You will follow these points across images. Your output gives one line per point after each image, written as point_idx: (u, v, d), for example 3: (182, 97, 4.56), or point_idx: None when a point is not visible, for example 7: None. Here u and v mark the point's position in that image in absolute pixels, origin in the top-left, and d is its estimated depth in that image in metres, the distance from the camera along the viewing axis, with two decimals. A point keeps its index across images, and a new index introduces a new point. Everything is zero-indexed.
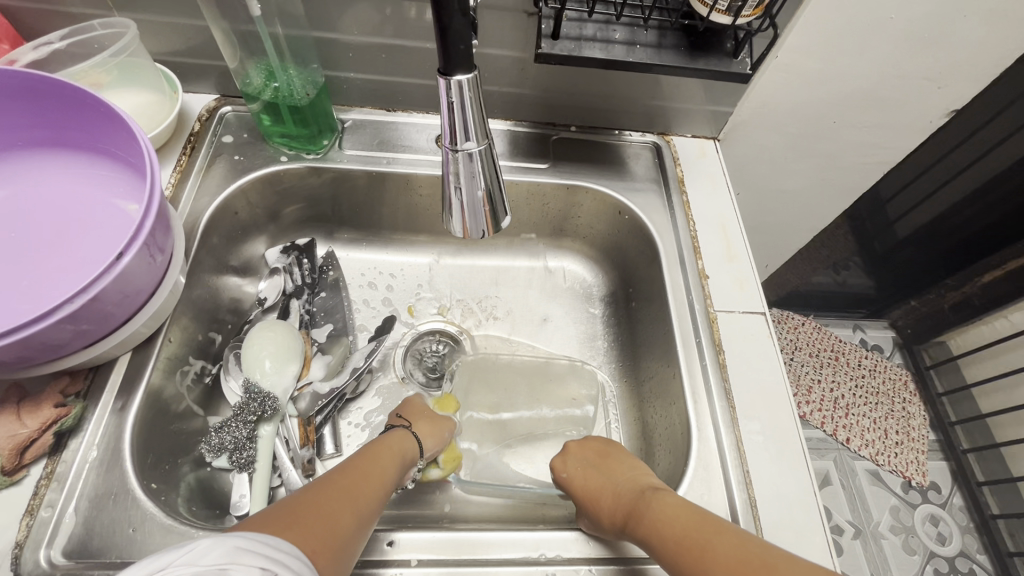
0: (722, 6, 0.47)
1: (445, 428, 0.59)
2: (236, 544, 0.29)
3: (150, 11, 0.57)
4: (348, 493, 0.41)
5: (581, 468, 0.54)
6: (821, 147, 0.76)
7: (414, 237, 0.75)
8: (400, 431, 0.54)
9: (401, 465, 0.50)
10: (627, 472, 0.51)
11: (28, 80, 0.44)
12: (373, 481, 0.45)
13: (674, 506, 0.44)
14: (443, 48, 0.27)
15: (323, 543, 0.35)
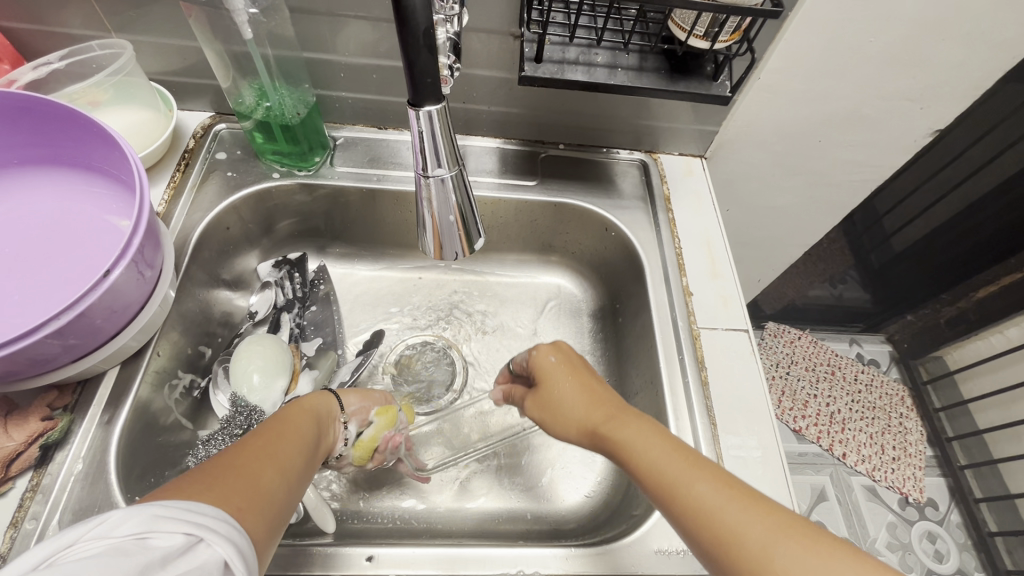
0: (699, 32, 0.49)
1: (364, 389, 0.59)
2: (157, 509, 0.27)
3: (146, 34, 0.59)
4: (268, 450, 0.39)
5: (566, 363, 0.52)
6: (807, 165, 0.77)
7: (405, 251, 0.76)
8: (318, 391, 0.52)
9: (321, 422, 0.48)
10: (610, 391, 0.50)
11: (24, 101, 0.46)
12: (295, 436, 0.42)
13: (654, 433, 0.42)
14: (411, 82, 0.28)
15: (247, 501, 0.33)
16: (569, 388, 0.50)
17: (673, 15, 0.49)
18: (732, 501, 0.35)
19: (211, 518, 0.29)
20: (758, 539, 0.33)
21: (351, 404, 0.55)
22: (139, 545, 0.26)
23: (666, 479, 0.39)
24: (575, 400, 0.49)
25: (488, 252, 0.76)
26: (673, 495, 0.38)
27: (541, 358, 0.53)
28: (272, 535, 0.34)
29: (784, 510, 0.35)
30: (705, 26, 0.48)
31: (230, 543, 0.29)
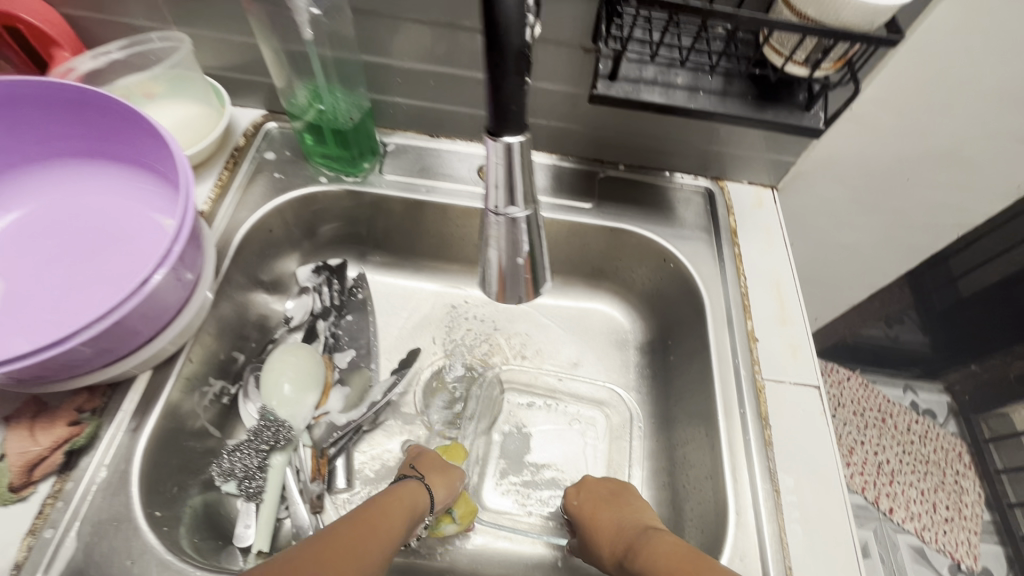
0: (799, 59, 0.44)
1: (453, 477, 0.54)
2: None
3: (206, 28, 0.57)
4: (350, 557, 0.40)
5: (590, 501, 0.53)
6: (891, 205, 0.70)
7: (446, 265, 0.73)
8: (415, 484, 0.51)
9: (412, 521, 0.48)
10: (645, 514, 0.51)
11: (79, 93, 0.44)
12: (380, 542, 0.43)
13: (666, 545, 0.45)
14: (495, 108, 0.25)
15: None
16: (602, 515, 0.51)
17: (769, 38, 0.45)
18: None
19: None
20: None
21: (439, 497, 0.51)
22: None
23: None
24: (615, 525, 0.50)
25: None
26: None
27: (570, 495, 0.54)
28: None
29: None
30: (808, 52, 0.44)
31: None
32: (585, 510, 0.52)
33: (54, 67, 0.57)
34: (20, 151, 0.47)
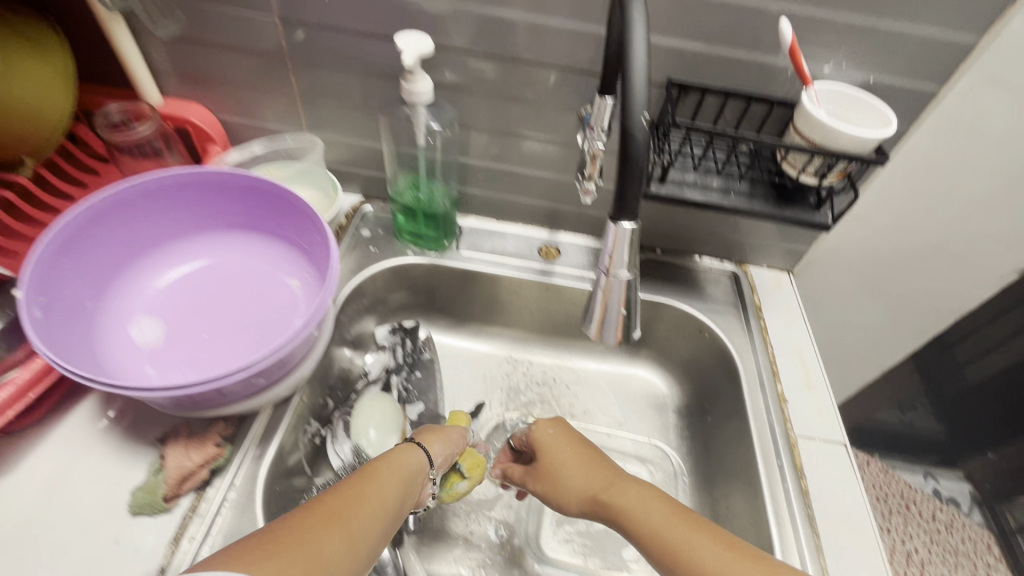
0: (809, 172, 0.57)
1: (445, 433, 0.61)
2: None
3: (331, 133, 0.72)
4: (340, 516, 0.43)
5: (562, 438, 0.61)
6: (893, 290, 0.81)
7: (503, 331, 0.83)
8: (405, 446, 0.55)
9: (405, 483, 0.51)
10: (611, 462, 0.59)
11: (251, 181, 0.57)
12: (371, 502, 0.46)
13: (651, 497, 0.52)
14: (620, 202, 0.39)
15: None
16: (566, 460, 0.59)
17: (785, 156, 0.58)
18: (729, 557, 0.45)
19: None
20: None
21: (437, 453, 0.58)
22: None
23: (671, 546, 0.47)
24: (575, 485, 0.57)
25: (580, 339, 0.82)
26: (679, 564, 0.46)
27: (541, 429, 0.62)
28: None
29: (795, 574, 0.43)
30: (816, 167, 0.56)
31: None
32: (546, 458, 0.60)
33: (208, 159, 0.73)
34: (189, 223, 0.59)
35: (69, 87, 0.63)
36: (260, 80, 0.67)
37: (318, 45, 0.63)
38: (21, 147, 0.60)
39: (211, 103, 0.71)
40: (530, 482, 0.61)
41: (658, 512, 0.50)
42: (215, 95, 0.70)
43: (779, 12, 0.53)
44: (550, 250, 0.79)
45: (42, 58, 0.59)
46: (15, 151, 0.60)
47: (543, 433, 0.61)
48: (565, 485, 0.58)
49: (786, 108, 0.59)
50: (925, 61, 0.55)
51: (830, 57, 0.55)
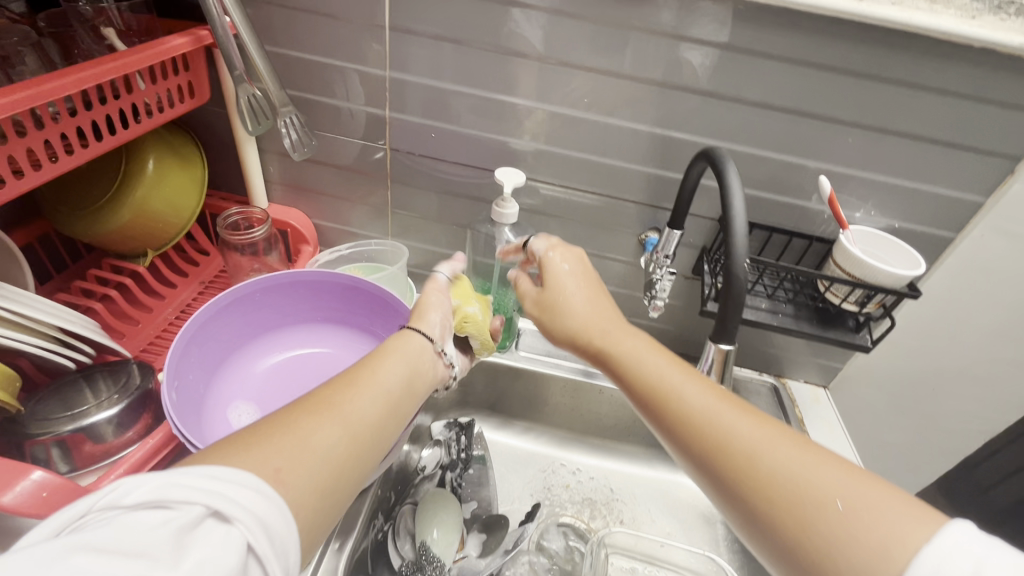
0: (850, 302, 0.64)
1: (428, 301, 0.59)
2: (169, 479, 0.32)
3: (414, 240, 0.83)
4: (327, 405, 0.43)
5: (578, 271, 0.58)
6: (923, 409, 0.85)
7: (552, 431, 0.85)
8: (400, 336, 0.54)
9: (412, 364, 0.52)
10: (610, 301, 0.57)
11: (354, 282, 0.65)
12: (366, 389, 0.46)
13: (643, 367, 0.50)
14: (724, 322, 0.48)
15: (289, 461, 0.37)
16: (576, 296, 0.56)
17: (827, 287, 0.66)
18: (731, 413, 0.44)
19: (231, 488, 0.33)
20: (756, 446, 0.41)
21: (433, 325, 0.57)
22: (144, 512, 0.30)
23: (664, 395, 0.47)
24: (583, 310, 0.55)
25: (624, 442, 0.84)
26: (666, 405, 0.46)
27: (550, 259, 0.58)
28: (319, 496, 0.38)
29: (785, 431, 0.42)
30: (857, 297, 0.64)
31: (254, 525, 0.32)
32: (556, 304, 0.56)
33: (300, 259, 0.81)
34: (292, 315, 0.66)
35: (200, 190, 0.72)
36: (361, 193, 0.79)
37: (417, 169, 0.75)
38: (150, 240, 0.69)
39: (308, 209, 0.82)
40: (530, 312, 0.59)
41: (658, 364, 0.49)
42: (313, 202, 0.81)
43: (819, 171, 0.65)
44: None
45: (184, 168, 0.69)
46: (144, 242, 0.69)
47: (552, 264, 0.58)
48: (560, 324, 0.56)
49: (823, 244, 0.69)
50: (938, 212, 0.65)
51: (860, 206, 0.66)
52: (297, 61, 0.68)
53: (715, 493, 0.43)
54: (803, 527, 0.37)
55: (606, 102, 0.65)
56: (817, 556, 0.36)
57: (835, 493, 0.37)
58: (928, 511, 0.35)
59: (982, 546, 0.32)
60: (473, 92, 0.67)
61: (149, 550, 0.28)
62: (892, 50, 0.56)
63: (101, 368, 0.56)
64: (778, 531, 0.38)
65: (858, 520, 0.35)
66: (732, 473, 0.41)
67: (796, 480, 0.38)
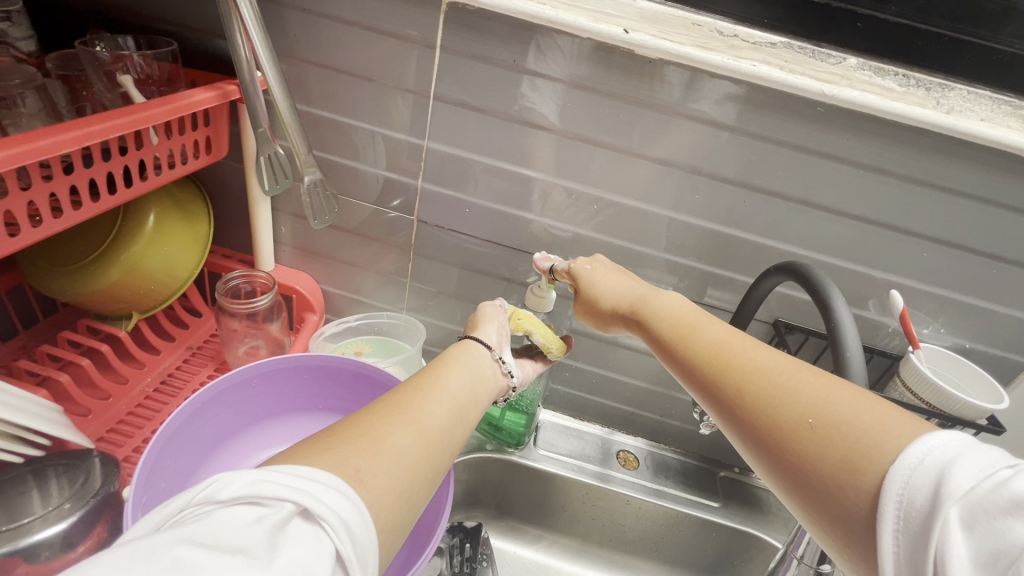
0: None
1: (482, 315, 0.56)
2: (262, 473, 0.28)
3: (431, 316, 0.76)
4: (399, 408, 0.37)
5: (600, 267, 0.56)
6: None
7: (568, 542, 0.75)
8: (464, 345, 0.50)
9: (474, 372, 0.47)
10: (638, 279, 0.55)
11: (368, 370, 0.58)
12: (433, 393, 0.41)
13: (664, 306, 0.48)
14: None
15: (366, 463, 0.32)
16: (612, 277, 0.54)
17: None
18: (745, 340, 0.41)
19: (322, 487, 0.28)
20: (764, 366, 0.37)
21: (490, 333, 0.54)
22: (238, 509, 0.27)
23: (675, 328, 0.45)
24: (619, 289, 0.53)
25: (646, 559, 0.74)
26: (679, 338, 0.44)
27: (580, 267, 0.56)
28: (399, 501, 0.32)
29: (790, 359, 0.38)
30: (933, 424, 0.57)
31: (342, 531, 0.27)
32: (591, 294, 0.54)
33: (303, 329, 0.74)
34: (291, 403, 0.60)
35: (202, 248, 0.64)
36: (378, 262, 0.73)
37: (442, 243, 0.69)
38: (136, 302, 0.61)
39: (318, 273, 0.75)
40: (581, 314, 0.57)
41: (671, 309, 0.47)
42: (324, 267, 0.74)
43: (887, 285, 0.60)
44: (627, 457, 0.76)
45: (188, 225, 0.62)
46: (129, 304, 0.60)
47: (582, 270, 0.56)
48: (600, 306, 0.54)
49: (886, 358, 0.63)
50: (1010, 336, 0.60)
51: (929, 322, 0.61)
52: (328, 121, 0.63)
53: (718, 425, 0.39)
54: (785, 438, 0.34)
55: (659, 192, 0.60)
56: (805, 469, 0.32)
57: (814, 409, 0.33)
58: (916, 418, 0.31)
59: (965, 449, 0.28)
60: (513, 169, 0.62)
61: (245, 550, 0.25)
62: (978, 168, 0.52)
63: (56, 462, 0.47)
64: (769, 449, 0.35)
65: (841, 435, 0.32)
66: (733, 390, 0.38)
67: (778, 399, 0.35)
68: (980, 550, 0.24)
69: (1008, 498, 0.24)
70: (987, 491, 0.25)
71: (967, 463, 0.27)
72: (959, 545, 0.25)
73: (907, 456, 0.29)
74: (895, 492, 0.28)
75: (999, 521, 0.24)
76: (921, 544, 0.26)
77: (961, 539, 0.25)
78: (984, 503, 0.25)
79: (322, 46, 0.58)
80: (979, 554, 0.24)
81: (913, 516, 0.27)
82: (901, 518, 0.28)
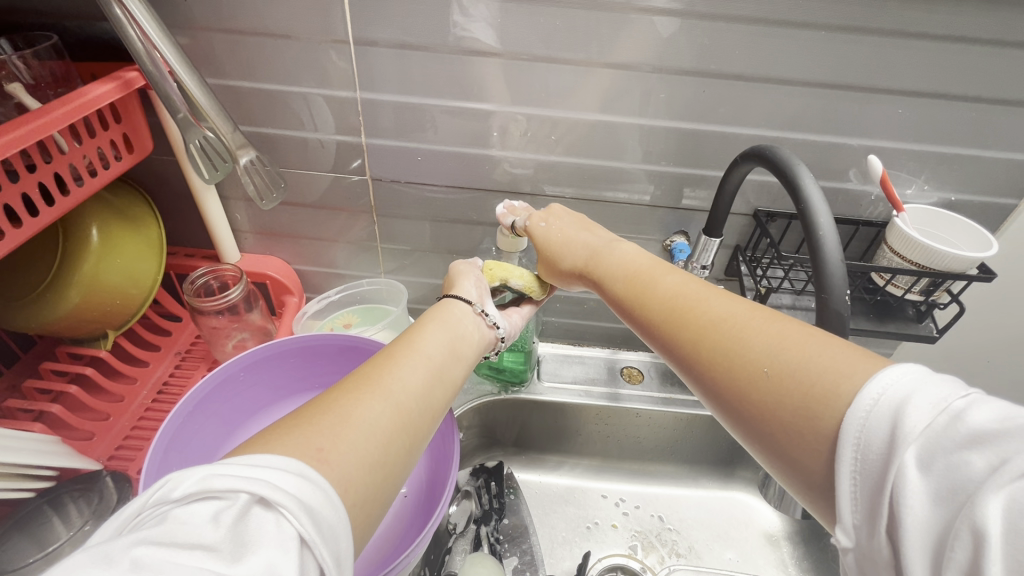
0: (915, 292, 0.58)
1: (457, 274, 0.55)
2: (216, 467, 0.27)
3: (411, 275, 0.75)
4: (369, 380, 0.37)
5: (554, 223, 0.55)
6: (984, 387, 0.78)
7: (587, 461, 0.78)
8: (446, 304, 0.50)
9: (453, 333, 0.46)
10: (606, 231, 0.55)
11: (355, 342, 0.58)
12: (406, 359, 0.40)
13: (622, 259, 0.48)
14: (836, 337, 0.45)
15: (329, 442, 0.31)
16: (572, 229, 0.54)
17: (886, 278, 0.59)
18: (696, 288, 0.41)
19: (275, 472, 0.27)
20: (713, 315, 0.38)
21: (470, 289, 0.53)
22: (193, 506, 0.26)
23: (633, 285, 0.45)
24: (578, 243, 0.53)
25: (664, 463, 0.77)
26: (637, 295, 0.44)
27: (534, 224, 0.56)
28: (369, 472, 0.32)
29: (743, 303, 0.38)
30: (922, 287, 0.57)
31: (302, 513, 0.26)
32: (550, 250, 0.54)
33: (286, 311, 0.73)
34: (287, 388, 0.60)
35: (159, 251, 0.63)
36: (343, 231, 0.71)
37: (403, 197, 0.66)
38: (112, 319, 0.60)
39: (286, 254, 0.73)
40: (544, 274, 0.57)
41: (627, 265, 0.47)
42: (290, 247, 0.72)
43: (865, 150, 0.57)
44: (632, 372, 0.77)
45: (135, 230, 0.60)
46: (104, 324, 0.59)
47: (538, 227, 0.56)
48: (561, 266, 0.54)
49: (871, 228, 0.62)
50: (994, 178, 0.58)
51: (912, 181, 0.59)
52: (249, 91, 0.59)
53: (683, 379, 0.39)
54: (744, 391, 0.34)
55: (614, 98, 0.56)
56: (764, 414, 0.32)
57: (767, 358, 0.33)
58: (867, 355, 0.30)
59: (920, 384, 0.26)
60: (457, 104, 0.58)
61: (203, 547, 0.24)
62: (945, 4, 0.48)
63: (69, 489, 0.48)
64: (728, 399, 0.35)
65: (795, 383, 0.31)
66: (688, 343, 0.38)
67: (734, 350, 0.35)
68: (938, 486, 0.23)
69: (966, 432, 0.23)
70: (943, 426, 0.24)
71: (922, 399, 0.25)
72: (916, 487, 0.24)
73: (860, 398, 0.27)
74: (851, 433, 0.27)
75: (960, 455, 0.23)
76: (877, 486, 0.25)
77: (919, 478, 0.24)
78: (944, 439, 0.24)
79: (216, 8, 0.53)
80: (936, 490, 0.23)
81: (868, 457, 0.26)
82: (858, 460, 0.27)
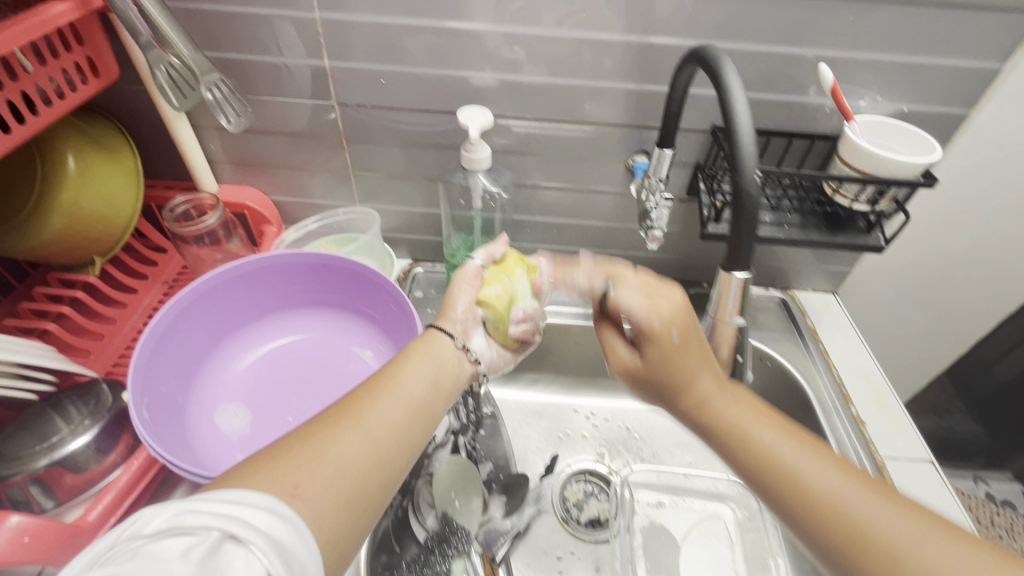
0: (862, 201, 0.59)
1: (453, 299, 0.56)
2: (189, 505, 0.31)
3: (385, 203, 0.77)
4: (348, 415, 0.41)
5: (680, 331, 0.45)
6: (937, 300, 0.81)
7: (560, 379, 0.83)
8: (430, 335, 0.52)
9: (435, 363, 0.50)
10: (698, 334, 0.49)
11: (322, 258, 0.62)
12: (388, 395, 0.44)
13: (698, 354, 0.46)
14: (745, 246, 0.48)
15: (303, 484, 0.35)
16: (682, 346, 0.45)
17: (836, 188, 0.60)
18: (767, 421, 0.45)
19: (248, 510, 0.31)
20: (809, 476, 0.41)
21: (456, 319, 0.55)
22: (164, 540, 0.29)
23: (703, 408, 0.46)
24: (676, 342, 0.45)
25: None
26: (711, 433, 0.46)
27: (637, 309, 0.47)
28: (341, 509, 0.36)
29: (801, 432, 0.44)
30: (869, 195, 0.59)
31: (270, 550, 0.30)
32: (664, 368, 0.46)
33: (266, 240, 0.77)
34: (261, 307, 0.64)
35: (136, 179, 0.64)
36: (315, 159, 0.72)
37: (371, 122, 0.68)
38: (96, 246, 0.62)
39: (262, 185, 0.75)
40: (609, 356, 0.50)
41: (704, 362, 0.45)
42: (265, 178, 0.74)
43: (817, 60, 0.58)
44: None
45: (110, 159, 0.61)
46: (90, 250, 0.62)
47: (642, 316, 0.47)
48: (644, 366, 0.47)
49: (826, 141, 0.64)
50: (944, 86, 0.59)
51: (864, 92, 0.60)
52: (211, 14, 0.59)
53: (750, 489, 0.44)
54: (840, 542, 0.38)
55: (572, 12, 0.57)
56: (845, 559, 0.38)
57: (860, 521, 0.38)
58: (913, 506, 0.38)
59: None
60: (417, 22, 0.58)
61: None
62: None
63: (68, 394, 0.52)
64: (798, 521, 0.41)
65: (889, 555, 0.36)
66: (777, 487, 0.42)
67: (827, 500, 0.39)
68: None
69: None
70: None
71: None
72: None
73: None
74: None
75: None
76: None
77: None
78: None
79: None
80: None
81: None
82: None
